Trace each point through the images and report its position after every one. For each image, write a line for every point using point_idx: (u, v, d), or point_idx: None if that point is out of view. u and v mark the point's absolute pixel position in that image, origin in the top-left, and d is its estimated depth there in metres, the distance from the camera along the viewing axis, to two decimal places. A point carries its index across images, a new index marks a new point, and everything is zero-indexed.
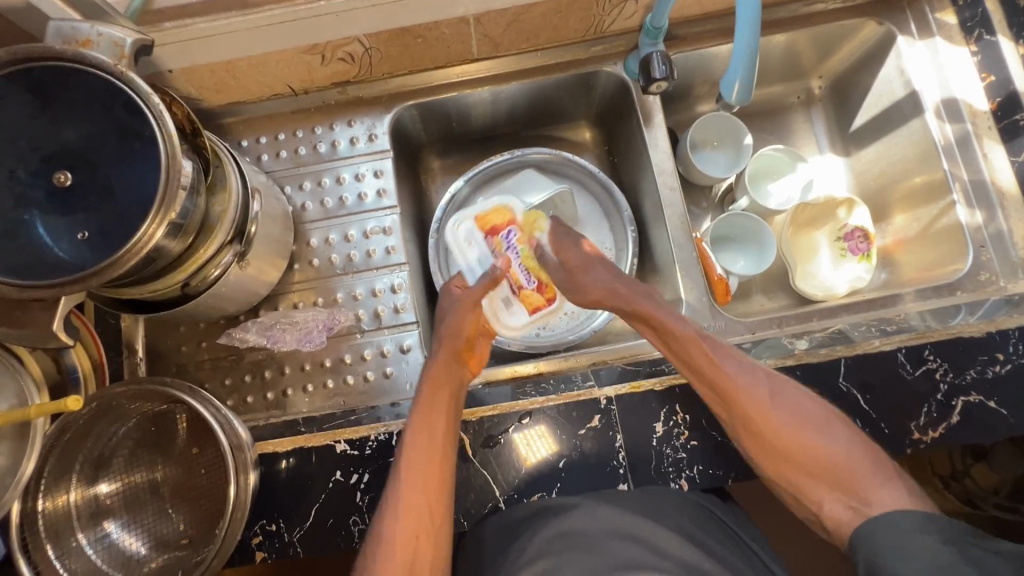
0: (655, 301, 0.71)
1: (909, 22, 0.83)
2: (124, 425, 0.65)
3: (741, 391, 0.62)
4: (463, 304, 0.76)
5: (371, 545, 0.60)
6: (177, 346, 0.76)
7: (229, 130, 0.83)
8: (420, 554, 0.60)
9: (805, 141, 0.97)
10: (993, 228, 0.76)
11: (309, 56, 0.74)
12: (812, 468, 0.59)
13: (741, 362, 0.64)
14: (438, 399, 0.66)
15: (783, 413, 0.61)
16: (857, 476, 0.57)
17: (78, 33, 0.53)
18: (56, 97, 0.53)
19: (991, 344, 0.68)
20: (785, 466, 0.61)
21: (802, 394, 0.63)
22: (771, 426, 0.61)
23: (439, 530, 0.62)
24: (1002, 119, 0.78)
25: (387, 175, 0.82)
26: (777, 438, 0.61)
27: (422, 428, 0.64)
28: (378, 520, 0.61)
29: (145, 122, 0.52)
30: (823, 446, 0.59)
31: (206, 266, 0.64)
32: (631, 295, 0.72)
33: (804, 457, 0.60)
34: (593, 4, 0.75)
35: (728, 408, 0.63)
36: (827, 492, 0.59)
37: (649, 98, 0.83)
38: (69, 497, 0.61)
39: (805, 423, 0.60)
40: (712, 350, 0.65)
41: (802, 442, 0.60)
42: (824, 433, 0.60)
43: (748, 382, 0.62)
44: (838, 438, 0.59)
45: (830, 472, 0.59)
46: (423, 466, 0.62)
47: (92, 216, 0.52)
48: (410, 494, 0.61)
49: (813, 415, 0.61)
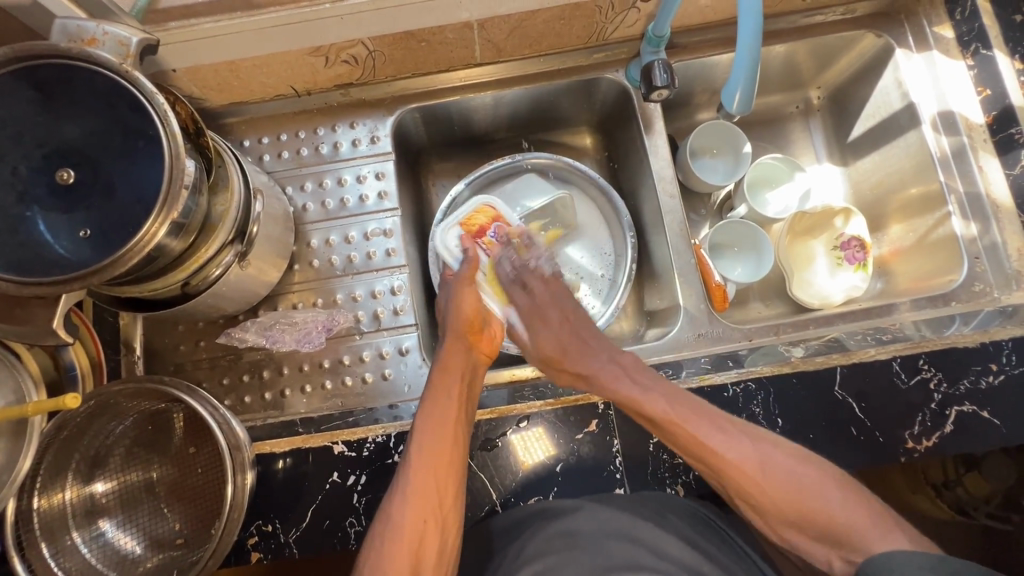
0: (633, 378, 0.66)
1: (907, 36, 0.84)
2: (122, 423, 0.65)
3: (731, 466, 0.58)
4: (461, 290, 0.76)
5: (379, 529, 0.58)
6: (175, 345, 0.76)
7: (231, 130, 0.84)
8: (428, 539, 0.58)
9: (802, 150, 0.98)
10: (988, 240, 0.77)
11: (313, 58, 0.74)
12: (815, 531, 0.56)
13: (725, 432, 0.60)
14: (448, 382, 0.67)
15: (778, 485, 0.57)
16: (858, 535, 0.53)
17: (84, 31, 0.53)
18: (60, 94, 0.53)
19: (984, 355, 0.69)
20: (785, 527, 0.58)
21: (792, 455, 0.59)
22: (766, 496, 0.57)
23: (448, 516, 0.60)
24: (997, 133, 0.79)
25: (388, 177, 0.83)
26: (772, 506, 0.57)
27: (435, 412, 0.64)
28: (388, 503, 0.60)
29: (149, 121, 0.52)
30: (822, 507, 0.55)
31: (207, 266, 0.64)
32: (610, 377, 0.67)
33: (804, 522, 0.56)
34: (596, 12, 0.75)
35: (723, 481, 0.60)
36: (831, 552, 0.55)
37: (649, 105, 0.84)
38: (64, 495, 0.61)
39: (800, 488, 0.56)
40: (692, 426, 0.61)
41: (801, 506, 0.56)
42: (820, 495, 0.56)
43: (736, 455, 0.59)
44: (832, 495, 0.56)
45: (831, 534, 0.55)
46: (435, 445, 0.62)
47: (94, 214, 0.53)
48: (419, 469, 0.60)
49: (807, 478, 0.57)
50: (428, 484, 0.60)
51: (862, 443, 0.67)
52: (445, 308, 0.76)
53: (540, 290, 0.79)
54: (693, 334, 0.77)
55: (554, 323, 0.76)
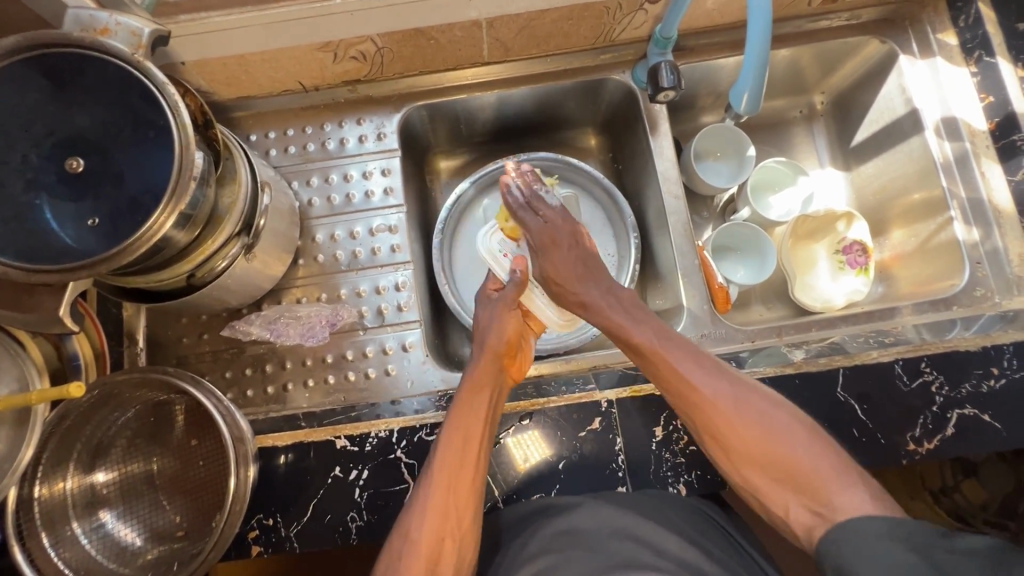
0: (628, 311, 0.68)
1: (911, 42, 0.85)
2: (125, 414, 0.65)
3: (706, 400, 0.60)
4: (502, 311, 0.75)
5: (395, 543, 0.59)
6: (179, 338, 0.76)
7: (239, 123, 0.84)
8: (444, 557, 0.58)
9: (805, 154, 0.99)
10: (990, 246, 0.78)
11: (322, 53, 0.75)
12: (778, 474, 0.57)
13: (706, 368, 0.62)
14: (474, 400, 0.65)
15: (749, 427, 0.58)
16: (821, 482, 0.54)
17: (96, 21, 0.53)
18: (72, 83, 0.53)
19: (985, 359, 0.69)
20: (748, 470, 0.58)
21: (770, 401, 0.60)
22: (738, 437, 0.58)
23: (466, 531, 0.60)
24: (1000, 139, 0.79)
25: (394, 174, 0.83)
26: (739, 447, 0.58)
27: (459, 429, 0.62)
28: (405, 516, 0.60)
29: (160, 112, 0.53)
30: (791, 455, 0.56)
31: (213, 257, 0.64)
32: (603, 305, 0.69)
33: (769, 464, 0.57)
34: (604, 12, 0.76)
35: (694, 418, 0.61)
36: (788, 497, 0.56)
37: (655, 106, 0.84)
38: (66, 484, 0.61)
39: (770, 435, 0.57)
40: (675, 356, 0.62)
41: (768, 449, 0.57)
42: (789, 442, 0.57)
43: (712, 392, 0.60)
44: (801, 444, 0.57)
45: (793, 480, 0.56)
46: (456, 464, 0.61)
47: (102, 203, 0.52)
48: (439, 487, 0.60)
49: (781, 426, 0.58)
50: (448, 502, 0.60)
51: (864, 445, 0.67)
52: (485, 324, 0.74)
53: (557, 218, 0.75)
54: (696, 334, 0.77)
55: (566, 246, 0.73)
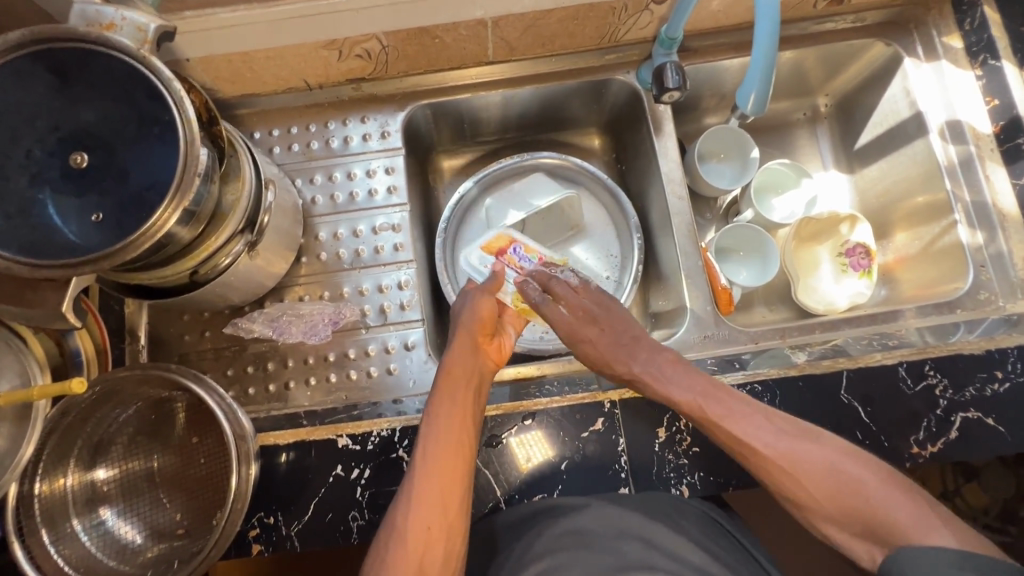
0: (668, 365, 0.66)
1: (916, 45, 0.85)
2: (126, 410, 0.65)
3: (764, 456, 0.58)
4: (474, 297, 0.73)
5: (382, 538, 0.58)
6: (180, 335, 0.76)
7: (242, 121, 0.84)
8: (432, 547, 0.56)
9: (809, 156, 0.98)
10: (994, 249, 0.77)
11: (327, 51, 0.75)
12: (858, 529, 0.54)
13: (756, 421, 0.60)
14: (455, 387, 0.65)
15: (819, 481, 0.55)
16: (902, 530, 0.51)
17: (102, 16, 0.53)
18: (77, 78, 0.53)
19: (989, 362, 0.69)
20: (827, 523, 0.56)
21: (838, 449, 0.57)
22: (805, 491, 0.56)
23: (454, 521, 0.58)
24: (1004, 143, 0.79)
25: (398, 173, 0.83)
26: (807, 501, 0.56)
27: (441, 413, 0.63)
28: (396, 508, 0.59)
29: (165, 108, 0.52)
30: (862, 504, 0.54)
31: (217, 254, 0.64)
32: (653, 376, 0.66)
33: (841, 515, 0.55)
34: (609, 12, 0.76)
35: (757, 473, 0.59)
36: (871, 549, 0.54)
37: (660, 107, 0.84)
38: (66, 481, 0.60)
39: (841, 488, 0.55)
40: (720, 413, 0.61)
41: (839, 501, 0.55)
42: (865, 494, 0.54)
43: (768, 449, 0.58)
44: (875, 493, 0.54)
45: (876, 533, 0.53)
46: (439, 451, 0.61)
47: (106, 198, 0.52)
48: (421, 474, 0.60)
49: (852, 476, 0.55)
50: (431, 489, 0.59)
51: (867, 448, 0.67)
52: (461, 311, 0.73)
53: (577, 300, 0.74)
54: (699, 335, 0.77)
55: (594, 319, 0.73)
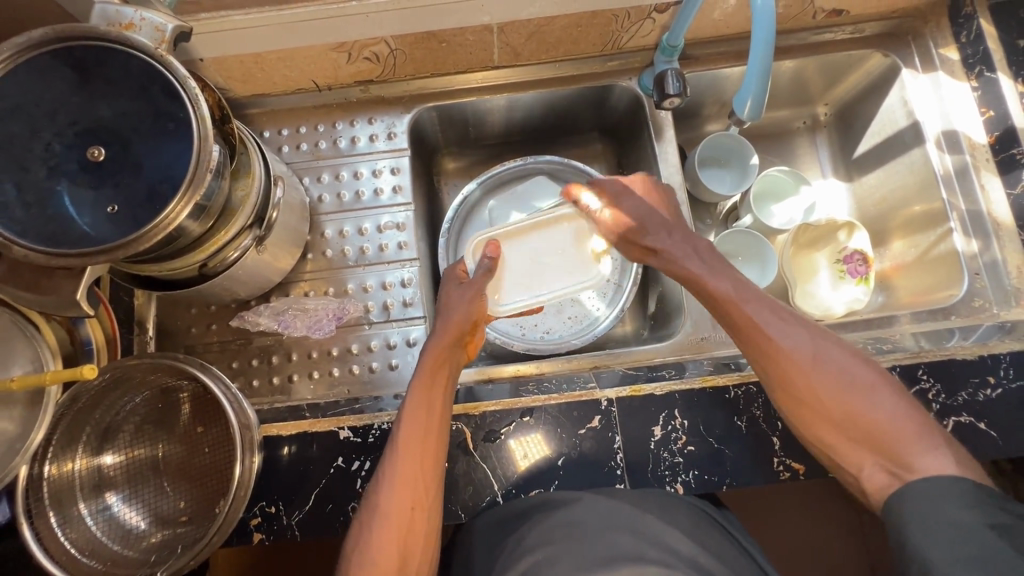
0: (703, 262, 0.71)
1: (914, 57, 0.86)
2: (134, 399, 0.66)
3: (784, 352, 0.62)
4: (473, 293, 0.74)
5: (365, 517, 0.60)
6: (188, 327, 0.78)
7: (252, 120, 0.86)
8: (415, 524, 0.60)
9: (808, 164, 1.00)
10: (988, 257, 0.78)
11: (336, 53, 0.77)
12: (853, 432, 0.58)
13: (790, 326, 0.64)
14: (437, 375, 0.66)
15: (830, 382, 0.59)
16: (899, 442, 0.55)
17: (122, 16, 0.56)
18: (96, 75, 0.55)
19: (983, 368, 0.70)
20: (822, 425, 0.59)
21: (848, 352, 0.62)
22: (814, 391, 0.60)
23: (433, 501, 0.61)
24: (999, 153, 0.80)
25: (403, 172, 0.85)
26: (817, 400, 0.59)
27: (421, 399, 0.64)
28: (375, 492, 0.61)
29: (180, 105, 0.54)
30: (868, 410, 0.57)
31: (226, 248, 0.65)
32: (680, 254, 0.73)
33: (846, 421, 0.58)
34: (613, 20, 0.78)
35: (773, 370, 0.62)
36: (866, 456, 0.57)
37: (661, 113, 0.86)
38: (74, 465, 0.62)
39: (848, 386, 0.59)
40: (751, 309, 0.65)
41: (844, 404, 0.58)
42: (867, 400, 0.58)
43: (793, 344, 0.62)
44: (882, 400, 0.58)
45: (872, 439, 0.56)
46: (418, 438, 0.62)
47: (121, 191, 0.53)
48: (405, 457, 0.61)
49: (860, 382, 0.59)
50: (415, 472, 0.61)
51: None
52: (455, 304, 0.73)
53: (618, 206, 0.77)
54: (696, 337, 0.78)
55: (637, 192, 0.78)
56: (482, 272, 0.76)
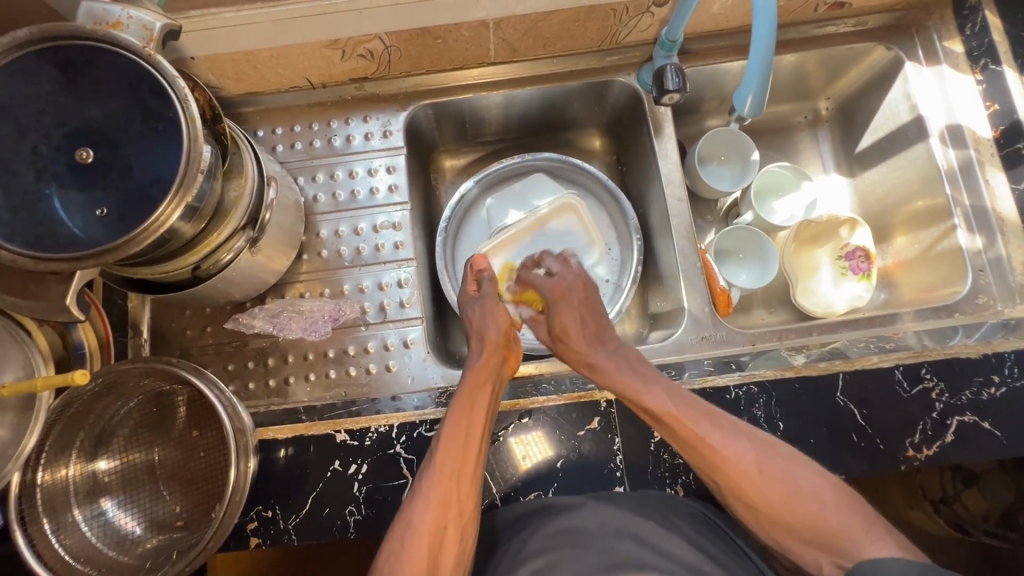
0: (635, 370, 0.68)
1: (917, 49, 0.85)
2: (127, 403, 0.66)
3: (729, 463, 0.59)
4: (491, 305, 0.76)
5: (397, 535, 0.58)
6: (182, 330, 0.77)
7: (246, 119, 0.84)
8: (445, 545, 0.58)
9: (810, 160, 0.98)
10: (993, 254, 0.77)
11: (330, 51, 0.75)
12: (805, 532, 0.57)
13: (722, 429, 0.61)
14: (479, 394, 0.65)
15: (775, 488, 0.58)
16: (851, 540, 0.54)
17: (109, 15, 0.54)
18: (84, 75, 0.54)
19: (987, 366, 0.69)
20: (773, 527, 0.59)
21: (794, 463, 0.59)
22: (763, 498, 0.58)
23: (467, 521, 0.60)
24: (1004, 148, 0.80)
25: (399, 172, 0.84)
26: (761, 503, 0.58)
27: (461, 421, 0.63)
28: (407, 507, 0.60)
29: (169, 105, 0.53)
30: (815, 512, 0.56)
31: (218, 250, 0.64)
32: (612, 368, 0.69)
33: (795, 522, 0.57)
34: (610, 15, 0.76)
35: (721, 481, 0.60)
36: (821, 555, 0.56)
37: (660, 109, 0.85)
38: (67, 471, 0.61)
39: (793, 492, 0.57)
40: (692, 420, 0.62)
41: (794, 508, 0.57)
42: (812, 499, 0.57)
43: (735, 451, 0.60)
44: (827, 500, 0.57)
45: (824, 540, 0.56)
46: (458, 459, 0.61)
47: (110, 193, 0.53)
48: (443, 475, 0.60)
49: (803, 485, 0.57)
50: (449, 492, 0.60)
51: (863, 449, 0.67)
52: (480, 321, 0.74)
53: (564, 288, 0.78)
54: (697, 336, 0.78)
55: (574, 300, 0.77)
56: (489, 284, 0.79)
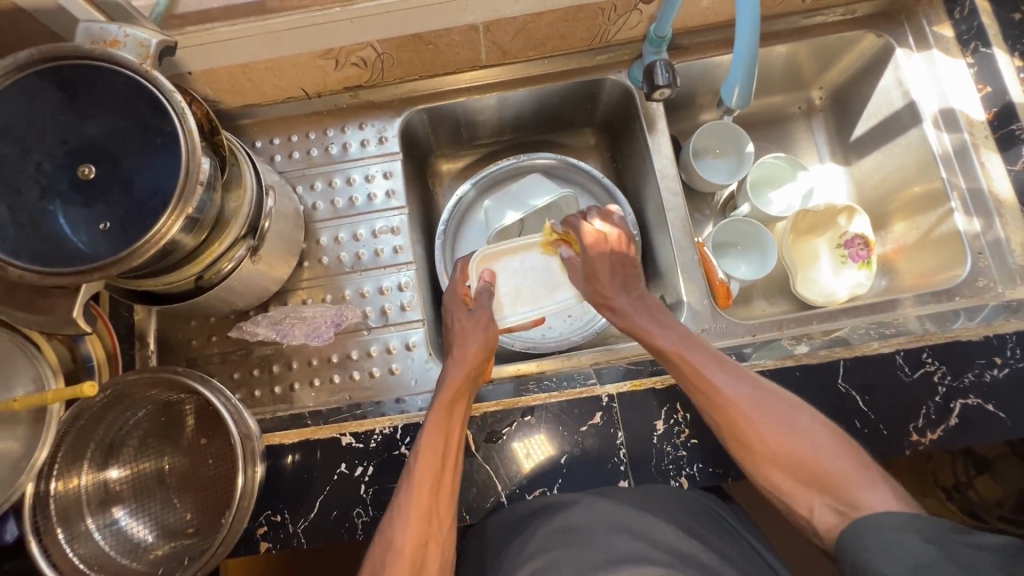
0: (651, 317, 0.71)
1: (907, 35, 0.85)
2: (137, 413, 0.67)
3: (729, 400, 0.61)
4: (484, 319, 0.74)
5: (381, 555, 0.58)
6: (188, 340, 0.78)
7: (244, 131, 0.86)
8: (429, 557, 0.59)
9: (805, 150, 0.99)
10: (991, 236, 0.77)
11: (324, 61, 0.77)
12: (799, 474, 0.58)
13: (725, 369, 0.63)
14: (456, 409, 0.65)
15: (773, 422, 0.59)
16: (845, 482, 0.55)
17: (106, 34, 0.56)
18: (83, 93, 0.55)
19: (989, 348, 0.69)
20: (769, 470, 0.59)
21: (793, 407, 0.61)
22: (762, 440, 0.59)
23: (447, 533, 0.61)
24: (998, 130, 0.79)
25: (396, 177, 0.85)
26: (758, 446, 0.59)
27: (436, 433, 0.63)
28: (387, 525, 0.60)
29: (167, 119, 0.54)
30: (811, 453, 0.57)
31: (220, 260, 0.65)
32: (632, 311, 0.72)
33: (792, 464, 0.58)
34: (598, 14, 0.77)
35: (723, 424, 0.61)
36: (814, 497, 0.57)
37: (652, 105, 0.86)
38: (80, 481, 0.62)
39: (791, 431, 0.59)
40: (698, 360, 0.64)
41: (789, 447, 0.58)
42: (810, 439, 0.58)
43: (736, 393, 0.61)
44: (824, 445, 0.58)
45: (818, 481, 0.56)
46: (437, 472, 0.61)
47: (113, 207, 0.54)
48: (422, 492, 0.60)
49: (800, 424, 0.59)
50: (428, 506, 0.60)
51: (866, 435, 0.67)
52: (467, 334, 0.73)
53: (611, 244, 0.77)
54: (697, 329, 0.78)
55: (612, 250, 0.77)
56: (483, 299, 0.77)
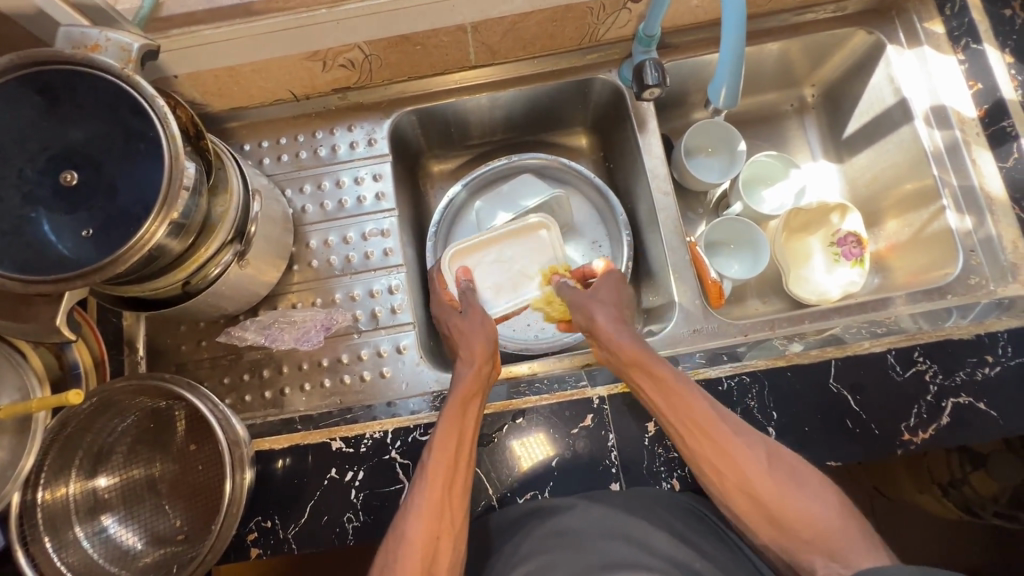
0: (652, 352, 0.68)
1: (898, 32, 0.85)
2: (125, 420, 0.66)
3: (737, 445, 0.60)
4: (483, 322, 0.74)
5: (392, 547, 0.57)
6: (177, 345, 0.78)
7: (232, 134, 0.85)
8: (441, 554, 0.57)
9: (798, 147, 0.98)
10: (983, 233, 0.77)
11: (311, 63, 0.76)
12: (803, 533, 0.56)
13: (735, 420, 0.62)
14: (470, 410, 0.64)
15: (778, 473, 0.58)
16: (846, 542, 0.54)
17: (87, 37, 0.55)
18: (64, 99, 0.54)
19: (980, 347, 0.69)
20: (770, 526, 0.57)
21: (799, 465, 0.60)
22: (769, 491, 0.57)
23: (459, 531, 0.59)
24: (990, 126, 0.79)
25: (385, 179, 0.84)
26: (765, 497, 0.57)
27: (451, 434, 0.62)
28: (399, 521, 0.58)
29: (149, 124, 0.54)
30: (816, 512, 0.56)
31: (207, 265, 0.65)
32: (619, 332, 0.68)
33: (793, 523, 0.56)
34: (587, 13, 0.77)
35: (730, 473, 0.59)
36: (815, 558, 0.55)
37: (643, 105, 0.85)
38: (68, 489, 0.62)
39: (798, 484, 0.58)
40: (708, 406, 0.62)
41: (794, 505, 0.56)
42: (817, 494, 0.57)
43: (745, 442, 0.60)
44: (829, 504, 0.56)
45: (820, 540, 0.55)
46: (450, 471, 0.61)
47: (96, 212, 0.53)
48: (436, 493, 0.59)
49: (807, 478, 0.58)
50: (441, 505, 0.59)
51: (857, 435, 0.67)
52: (470, 333, 0.72)
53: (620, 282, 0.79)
54: (689, 329, 0.78)
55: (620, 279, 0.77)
56: (467, 295, 0.78)
